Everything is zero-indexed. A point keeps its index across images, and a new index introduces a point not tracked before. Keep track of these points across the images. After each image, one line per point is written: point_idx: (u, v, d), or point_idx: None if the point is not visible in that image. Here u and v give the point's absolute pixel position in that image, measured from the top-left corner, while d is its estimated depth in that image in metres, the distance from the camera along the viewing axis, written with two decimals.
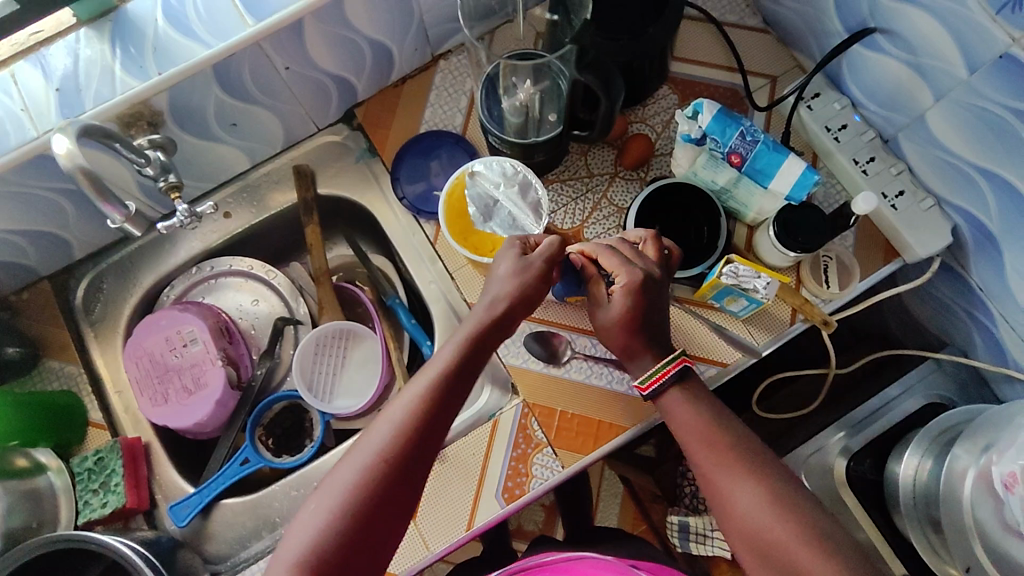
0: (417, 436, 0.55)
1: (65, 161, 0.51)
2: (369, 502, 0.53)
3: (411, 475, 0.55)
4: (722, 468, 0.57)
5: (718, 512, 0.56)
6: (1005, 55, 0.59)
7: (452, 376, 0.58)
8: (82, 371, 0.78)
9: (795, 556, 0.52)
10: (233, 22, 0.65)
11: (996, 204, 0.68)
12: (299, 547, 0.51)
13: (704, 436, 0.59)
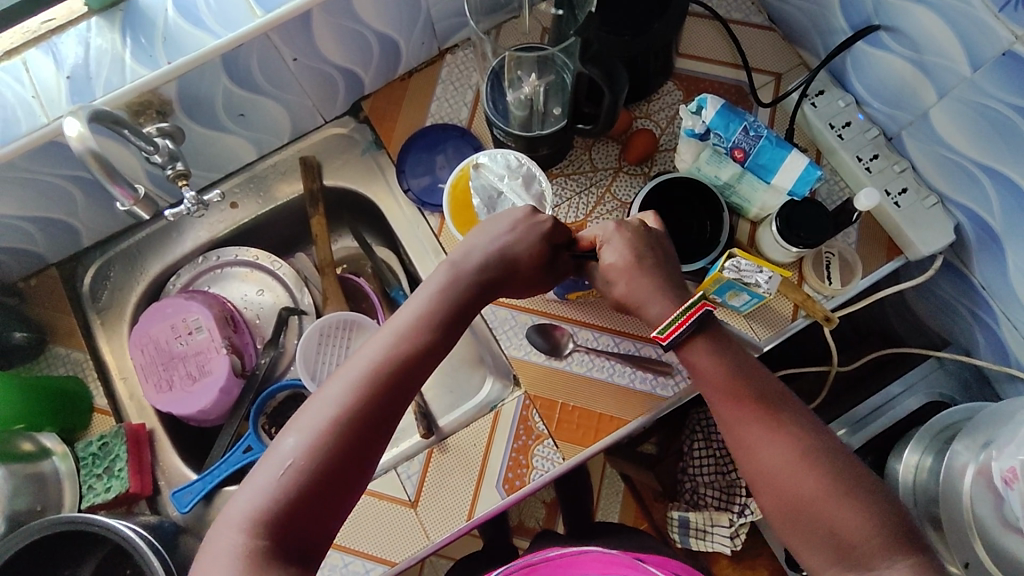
0: (382, 391, 0.54)
1: (77, 144, 0.52)
2: (329, 455, 0.51)
3: (375, 431, 0.53)
4: (753, 421, 0.56)
5: (747, 468, 0.56)
6: (1008, 53, 0.60)
7: (420, 336, 0.58)
8: (88, 357, 0.79)
9: (825, 508, 0.52)
10: (242, 13, 0.66)
11: (998, 201, 0.68)
12: (254, 500, 0.49)
13: (731, 389, 0.58)
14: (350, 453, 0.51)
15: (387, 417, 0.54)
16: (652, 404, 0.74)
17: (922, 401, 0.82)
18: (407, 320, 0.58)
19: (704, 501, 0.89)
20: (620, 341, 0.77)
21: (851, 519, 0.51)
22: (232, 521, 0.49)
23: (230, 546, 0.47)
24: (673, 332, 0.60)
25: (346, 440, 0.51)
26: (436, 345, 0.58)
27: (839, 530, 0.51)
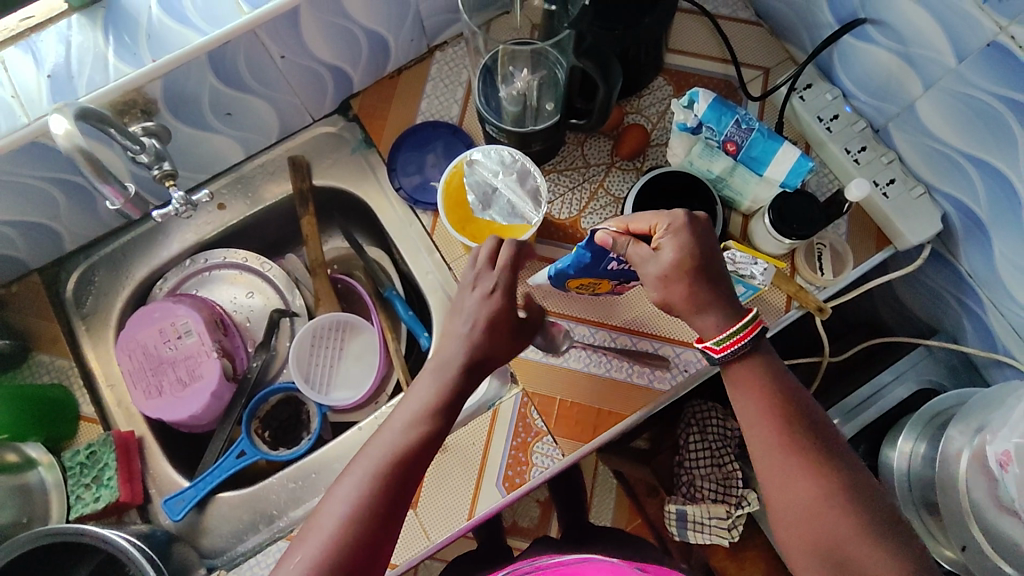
0: (396, 482, 0.56)
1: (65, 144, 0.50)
2: (344, 554, 0.52)
3: (392, 523, 0.55)
4: (796, 458, 0.56)
5: (780, 505, 0.55)
6: (993, 43, 0.61)
7: (424, 428, 0.59)
8: (73, 365, 0.77)
9: (854, 548, 0.52)
10: (228, 9, 0.65)
11: (985, 190, 0.70)
12: None
13: (768, 416, 0.58)
14: (365, 548, 0.53)
15: (396, 518, 0.55)
16: (649, 398, 0.74)
17: (911, 389, 0.84)
18: (409, 409, 0.60)
19: (701, 493, 0.89)
20: (617, 337, 0.77)
21: (869, 550, 0.51)
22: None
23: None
24: (731, 349, 0.59)
25: (362, 535, 0.53)
26: (439, 434, 0.59)
27: (855, 561, 0.51)
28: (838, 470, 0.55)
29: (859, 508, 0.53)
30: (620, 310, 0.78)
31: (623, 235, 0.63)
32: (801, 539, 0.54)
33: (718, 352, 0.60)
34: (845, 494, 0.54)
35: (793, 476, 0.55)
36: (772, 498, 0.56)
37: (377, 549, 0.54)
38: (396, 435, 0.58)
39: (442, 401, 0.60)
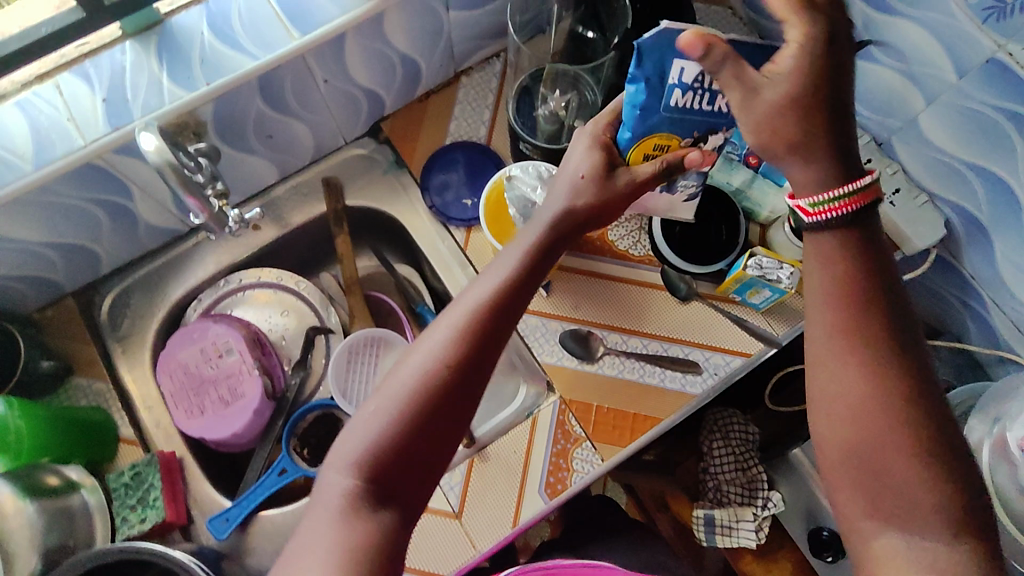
0: (480, 340, 0.52)
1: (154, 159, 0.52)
2: (429, 403, 0.50)
3: (475, 384, 0.51)
4: (846, 357, 0.49)
5: (824, 405, 0.50)
6: (992, 60, 0.67)
7: (512, 284, 0.54)
8: (111, 388, 0.77)
9: (893, 461, 0.47)
10: (279, 34, 0.67)
11: (985, 195, 0.75)
12: (360, 444, 0.49)
13: (839, 306, 0.50)
14: (445, 407, 0.50)
15: (483, 371, 0.52)
16: (683, 401, 0.77)
17: None
18: (499, 266, 0.56)
19: (728, 497, 0.91)
20: (648, 343, 0.80)
21: (910, 469, 0.46)
22: (335, 462, 0.49)
23: (336, 488, 0.48)
24: (829, 212, 0.50)
25: (443, 395, 0.50)
26: (527, 293, 0.55)
27: (893, 477, 0.47)
28: (908, 386, 0.48)
29: (920, 432, 0.47)
30: (650, 318, 0.81)
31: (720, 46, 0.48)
32: (841, 450, 0.49)
33: (807, 214, 0.51)
34: (906, 411, 0.48)
35: (844, 371, 0.49)
36: (812, 396, 0.51)
37: (459, 410, 0.51)
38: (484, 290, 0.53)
39: (532, 261, 0.56)
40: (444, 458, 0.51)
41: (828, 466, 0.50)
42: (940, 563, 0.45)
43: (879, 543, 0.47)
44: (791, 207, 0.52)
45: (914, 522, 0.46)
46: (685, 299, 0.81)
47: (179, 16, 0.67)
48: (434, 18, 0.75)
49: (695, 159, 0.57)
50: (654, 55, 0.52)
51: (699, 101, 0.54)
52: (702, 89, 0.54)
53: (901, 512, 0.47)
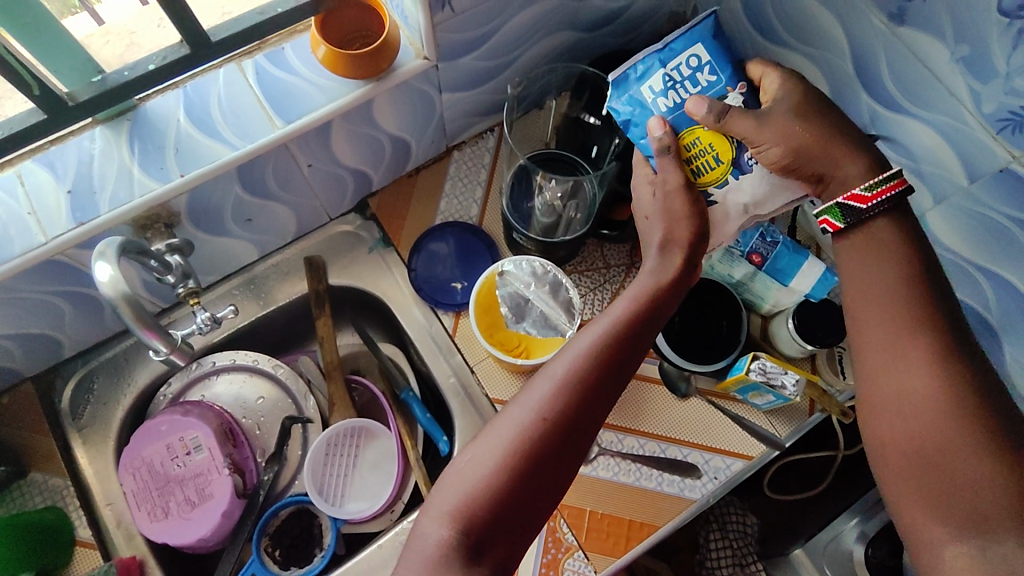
0: (597, 391, 0.48)
1: (110, 290, 0.48)
2: (531, 458, 0.46)
3: (587, 437, 0.48)
4: (894, 333, 0.48)
5: (873, 377, 0.49)
6: (1005, 169, 0.64)
7: (621, 335, 0.50)
8: (69, 483, 0.72)
9: (954, 451, 0.44)
10: (261, 123, 0.63)
11: (995, 298, 0.71)
12: (458, 492, 0.46)
13: (880, 305, 0.49)
14: (554, 460, 0.47)
15: (589, 428, 0.48)
16: (681, 507, 0.73)
17: None
18: (603, 316, 0.52)
19: None
20: (645, 443, 0.76)
21: (969, 460, 0.43)
22: (432, 511, 0.46)
23: (430, 540, 0.45)
24: (880, 196, 0.50)
25: (553, 447, 0.47)
26: (638, 345, 0.51)
27: (949, 466, 0.44)
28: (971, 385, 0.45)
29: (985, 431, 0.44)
30: (647, 416, 0.77)
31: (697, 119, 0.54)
32: (893, 449, 0.47)
33: (864, 203, 0.51)
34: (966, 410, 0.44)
35: (891, 354, 0.48)
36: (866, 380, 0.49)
37: (566, 466, 0.47)
38: (590, 339, 0.50)
39: (648, 308, 0.52)
40: (547, 514, 0.47)
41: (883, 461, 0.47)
42: None
43: (950, 554, 0.42)
44: (842, 204, 0.51)
45: (986, 527, 0.41)
46: (684, 397, 0.77)
47: (154, 101, 0.64)
48: (426, 100, 0.72)
49: (655, 131, 0.55)
50: (624, 93, 0.58)
51: (684, 91, 0.56)
52: (681, 84, 0.56)
53: (976, 518, 0.42)
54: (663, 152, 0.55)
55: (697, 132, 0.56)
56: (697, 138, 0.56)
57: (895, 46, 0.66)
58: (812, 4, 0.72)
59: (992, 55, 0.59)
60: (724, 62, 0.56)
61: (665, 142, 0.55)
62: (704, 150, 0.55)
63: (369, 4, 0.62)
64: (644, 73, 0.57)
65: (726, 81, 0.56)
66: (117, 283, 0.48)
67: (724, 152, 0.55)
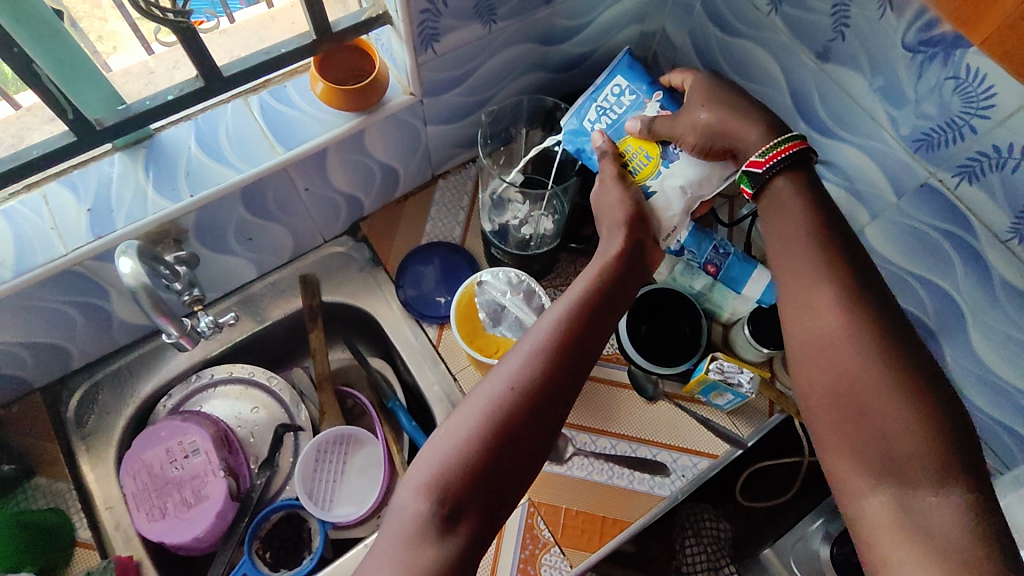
0: (556, 370, 0.54)
1: (131, 279, 0.58)
2: (500, 429, 0.51)
3: (550, 413, 0.53)
4: (815, 289, 0.54)
5: (800, 333, 0.54)
6: (926, 184, 0.71)
7: (579, 318, 0.56)
8: (72, 488, 0.76)
9: (872, 395, 0.49)
10: (264, 150, 0.71)
11: (931, 303, 0.78)
12: (434, 464, 0.51)
13: (805, 276, 0.55)
14: (520, 434, 0.51)
15: (554, 403, 0.53)
16: (651, 504, 0.78)
17: None
18: (562, 302, 0.58)
19: None
20: (617, 444, 0.81)
21: (888, 403, 0.48)
22: (409, 486, 0.51)
23: (408, 512, 0.49)
24: (773, 160, 0.59)
25: (518, 421, 0.51)
26: (595, 327, 0.57)
27: (871, 409, 0.49)
28: (887, 350, 0.50)
29: (904, 388, 0.48)
30: (618, 418, 0.82)
31: (610, 142, 0.69)
32: (824, 409, 0.51)
33: (761, 166, 0.60)
34: (887, 370, 0.49)
35: (815, 310, 0.54)
36: (796, 333, 0.55)
37: (532, 439, 0.52)
38: (551, 323, 0.56)
39: (600, 295, 0.58)
40: (518, 485, 0.52)
41: (814, 413, 0.52)
42: (935, 524, 0.44)
43: (873, 503, 0.47)
44: (747, 170, 0.61)
45: (903, 474, 0.46)
46: (652, 399, 0.83)
47: (168, 131, 0.71)
48: (412, 132, 0.80)
49: (598, 141, 0.70)
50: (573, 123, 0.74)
51: (613, 114, 0.72)
52: (611, 109, 0.72)
53: (895, 467, 0.47)
54: (604, 156, 0.69)
55: (629, 140, 0.70)
56: (630, 145, 0.70)
57: (824, 81, 0.75)
58: (753, 47, 0.81)
59: (902, 85, 0.67)
60: (641, 84, 0.72)
61: (606, 146, 0.69)
62: (635, 152, 0.69)
63: (360, 48, 0.72)
64: (583, 108, 0.74)
65: (644, 94, 0.72)
66: (137, 274, 0.58)
67: (652, 151, 0.69)
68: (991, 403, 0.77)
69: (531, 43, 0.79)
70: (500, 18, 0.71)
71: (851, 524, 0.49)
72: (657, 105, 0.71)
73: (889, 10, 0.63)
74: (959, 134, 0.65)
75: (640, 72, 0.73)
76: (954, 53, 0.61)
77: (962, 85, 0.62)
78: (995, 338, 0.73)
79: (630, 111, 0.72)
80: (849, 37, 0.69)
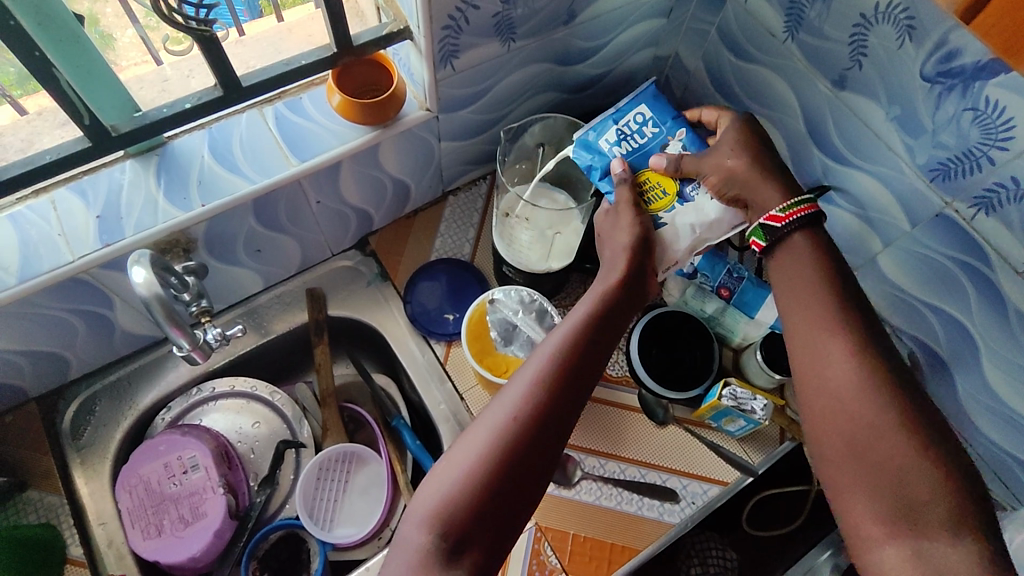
0: (559, 397, 0.53)
1: (142, 288, 0.57)
2: (505, 460, 0.50)
3: (553, 441, 0.52)
4: (828, 338, 0.53)
5: (808, 375, 0.53)
6: (941, 214, 0.71)
7: (581, 345, 0.55)
8: (65, 502, 0.74)
9: (884, 442, 0.48)
10: (277, 160, 0.70)
11: (945, 335, 0.77)
12: (438, 495, 0.49)
13: (820, 334, 0.54)
14: (524, 463, 0.50)
15: (558, 430, 0.52)
16: (661, 531, 0.76)
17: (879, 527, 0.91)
18: (564, 326, 0.57)
19: None
20: (626, 468, 0.79)
21: (900, 454, 0.47)
22: (412, 518, 0.50)
23: (412, 545, 0.48)
24: (792, 217, 0.58)
25: (524, 449, 0.50)
26: (597, 351, 0.56)
27: (882, 456, 0.48)
28: (899, 390, 0.49)
29: (915, 438, 0.48)
30: (629, 442, 0.81)
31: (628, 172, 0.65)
32: (830, 452, 0.51)
33: (778, 222, 0.59)
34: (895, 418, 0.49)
35: (825, 356, 0.53)
36: (802, 377, 0.54)
37: (537, 467, 0.51)
38: (554, 348, 0.55)
39: (602, 318, 0.57)
40: (522, 516, 0.51)
41: (823, 452, 0.51)
42: None
43: (885, 553, 0.46)
44: (763, 222, 0.60)
45: (915, 520, 0.46)
46: (662, 424, 0.82)
47: (181, 139, 0.70)
48: (426, 148, 0.80)
49: (616, 168, 0.65)
50: (588, 142, 0.69)
51: (633, 142, 0.68)
52: (630, 137, 0.68)
53: (906, 512, 0.46)
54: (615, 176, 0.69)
55: (649, 174, 0.66)
56: (650, 178, 0.66)
57: (839, 108, 0.75)
58: (767, 73, 0.82)
59: (919, 115, 0.67)
60: (664, 117, 0.68)
61: (625, 176, 0.65)
62: (654, 186, 0.65)
63: (378, 62, 0.72)
64: (600, 129, 0.68)
65: (668, 129, 0.68)
66: (151, 284, 0.57)
67: (670, 187, 0.65)
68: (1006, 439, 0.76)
69: (548, 62, 0.79)
70: (520, 37, 0.71)
71: (864, 573, 0.48)
72: (680, 144, 0.67)
73: (909, 40, 0.64)
74: (975, 165, 0.65)
75: (661, 106, 0.69)
76: (973, 84, 0.61)
77: (981, 116, 0.62)
78: (1011, 372, 0.72)
79: (651, 145, 0.68)
80: (867, 65, 0.69)
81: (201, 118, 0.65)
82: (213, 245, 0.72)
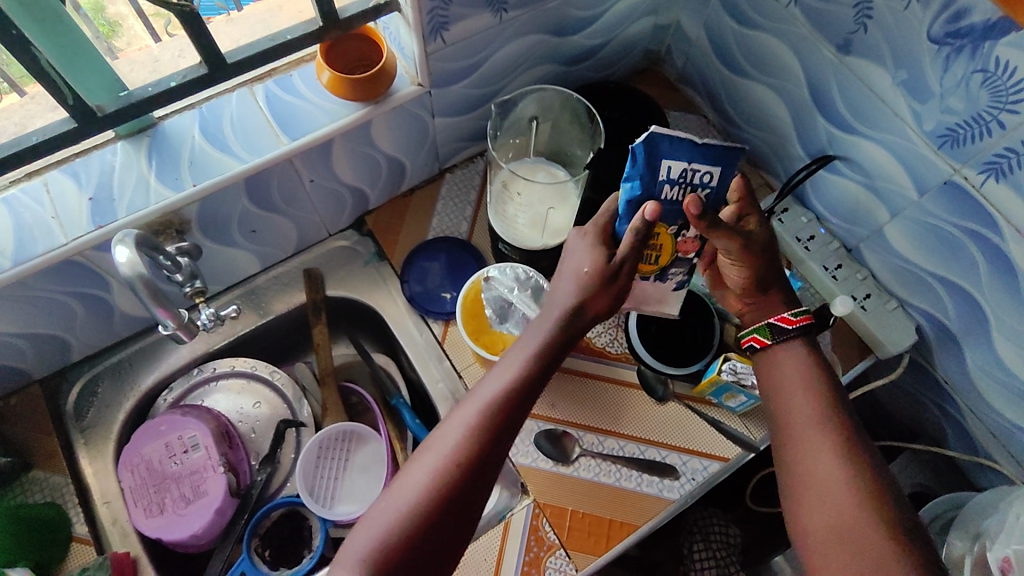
0: (491, 440, 0.55)
1: (126, 268, 0.57)
2: (437, 501, 0.53)
3: (483, 480, 0.55)
4: (815, 440, 0.59)
5: (797, 471, 0.58)
6: (949, 181, 0.68)
7: (517, 386, 0.57)
8: (69, 482, 0.75)
9: (862, 536, 0.53)
10: (267, 139, 0.69)
11: (953, 307, 0.75)
12: (374, 533, 0.53)
13: (810, 433, 0.59)
14: (456, 502, 0.54)
15: (489, 470, 0.55)
16: (661, 508, 0.75)
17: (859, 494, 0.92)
18: (505, 367, 0.58)
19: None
20: (625, 445, 0.79)
21: (877, 544, 0.52)
22: (349, 549, 0.53)
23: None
24: (800, 323, 0.64)
25: (455, 490, 0.54)
26: (533, 391, 0.58)
27: (862, 547, 0.52)
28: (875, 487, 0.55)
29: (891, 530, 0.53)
30: (628, 419, 0.80)
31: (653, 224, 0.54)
32: (814, 542, 0.55)
33: (790, 324, 0.63)
34: (873, 512, 0.54)
35: (811, 454, 0.58)
36: (789, 472, 0.59)
37: (467, 505, 0.54)
38: (492, 391, 0.57)
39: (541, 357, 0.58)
40: (451, 549, 0.54)
41: (804, 540, 0.56)
42: None
43: None
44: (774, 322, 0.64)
45: None
46: (662, 401, 0.81)
47: (171, 120, 0.70)
48: (419, 124, 0.78)
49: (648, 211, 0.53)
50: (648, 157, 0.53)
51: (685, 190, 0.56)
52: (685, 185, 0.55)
53: None
54: None
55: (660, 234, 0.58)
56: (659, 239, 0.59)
57: (844, 74, 0.72)
58: (769, 39, 0.79)
59: (927, 79, 0.65)
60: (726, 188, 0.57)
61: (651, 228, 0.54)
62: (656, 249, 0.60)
63: (367, 36, 0.70)
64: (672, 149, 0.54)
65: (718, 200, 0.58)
66: (134, 264, 0.57)
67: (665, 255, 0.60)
68: (1013, 411, 0.76)
69: (542, 34, 0.77)
70: (511, 7, 0.69)
71: None
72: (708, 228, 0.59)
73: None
74: (986, 130, 0.62)
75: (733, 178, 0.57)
76: (984, 44, 0.59)
77: (991, 78, 0.60)
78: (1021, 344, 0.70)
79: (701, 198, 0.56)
80: (872, 28, 0.67)
81: (188, 96, 0.65)
82: (206, 225, 0.72)
